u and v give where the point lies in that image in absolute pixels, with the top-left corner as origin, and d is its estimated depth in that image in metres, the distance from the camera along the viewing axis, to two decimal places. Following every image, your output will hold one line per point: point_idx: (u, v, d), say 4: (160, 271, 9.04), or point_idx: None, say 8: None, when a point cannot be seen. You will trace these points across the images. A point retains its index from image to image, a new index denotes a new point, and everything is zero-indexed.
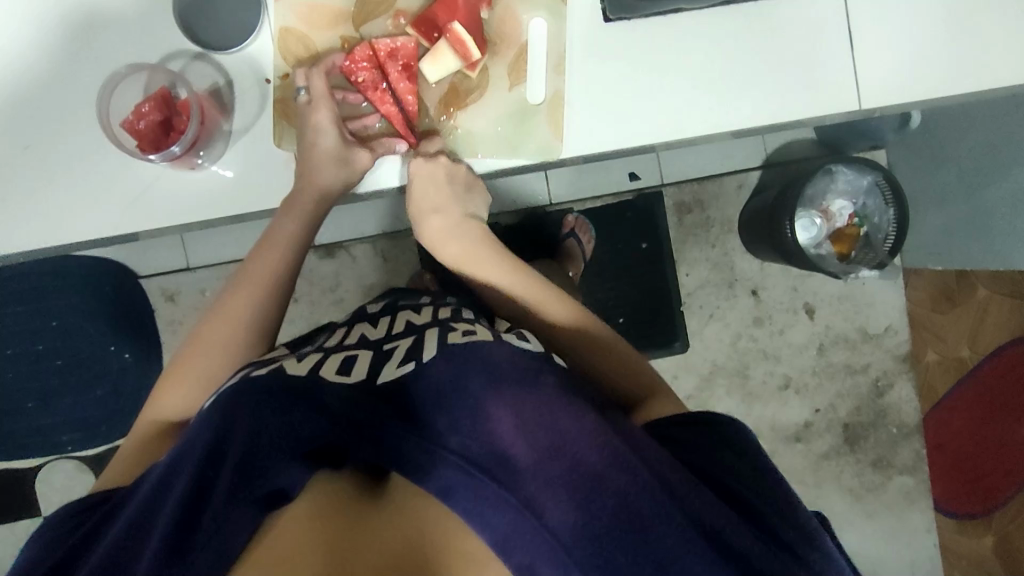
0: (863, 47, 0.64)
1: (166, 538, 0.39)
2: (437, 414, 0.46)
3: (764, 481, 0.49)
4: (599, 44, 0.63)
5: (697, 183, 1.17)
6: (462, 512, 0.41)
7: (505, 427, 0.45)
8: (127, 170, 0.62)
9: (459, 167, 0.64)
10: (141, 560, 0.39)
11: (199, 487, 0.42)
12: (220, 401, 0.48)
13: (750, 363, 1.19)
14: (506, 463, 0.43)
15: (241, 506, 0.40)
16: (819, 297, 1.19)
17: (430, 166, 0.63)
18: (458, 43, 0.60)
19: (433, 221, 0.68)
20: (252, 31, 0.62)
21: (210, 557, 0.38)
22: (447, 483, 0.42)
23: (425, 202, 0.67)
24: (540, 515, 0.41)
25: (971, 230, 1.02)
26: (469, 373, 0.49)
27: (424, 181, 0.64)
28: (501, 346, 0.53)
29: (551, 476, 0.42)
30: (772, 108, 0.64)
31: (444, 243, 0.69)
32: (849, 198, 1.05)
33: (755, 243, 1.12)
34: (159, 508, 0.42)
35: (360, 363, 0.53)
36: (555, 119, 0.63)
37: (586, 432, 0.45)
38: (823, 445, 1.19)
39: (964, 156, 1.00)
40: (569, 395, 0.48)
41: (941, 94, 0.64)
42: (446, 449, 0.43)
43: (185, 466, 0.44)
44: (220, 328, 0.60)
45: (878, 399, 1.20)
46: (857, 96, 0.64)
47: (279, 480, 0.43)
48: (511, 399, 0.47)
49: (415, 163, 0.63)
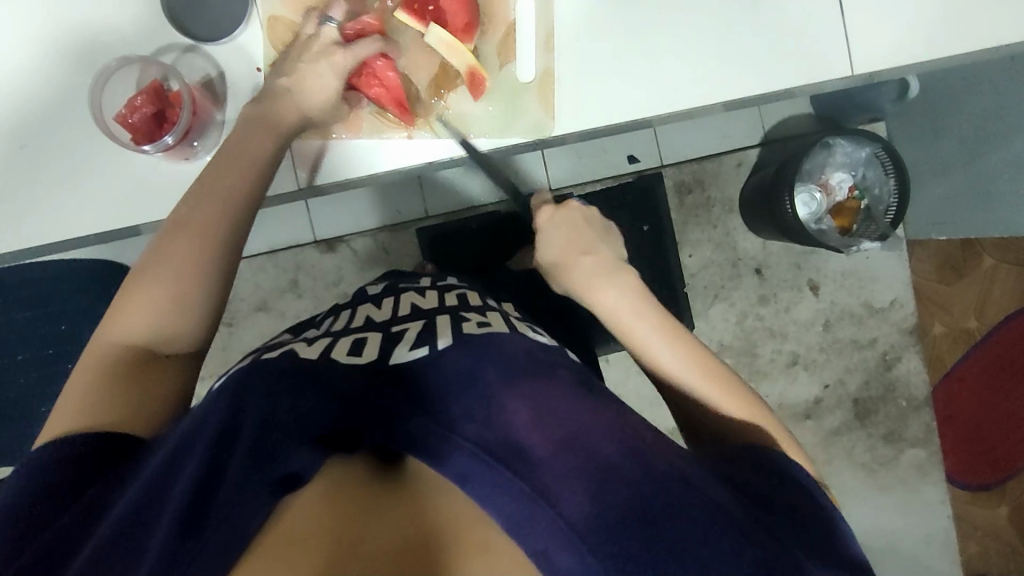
0: (854, 11, 0.63)
1: (180, 517, 0.38)
2: (451, 401, 0.46)
3: (785, 480, 0.51)
4: (587, 21, 0.63)
5: (696, 163, 1.17)
6: (475, 497, 0.42)
7: (520, 418, 0.45)
8: (123, 166, 0.62)
9: (591, 211, 0.70)
10: (152, 544, 0.37)
11: (212, 469, 0.41)
12: (233, 386, 0.48)
13: (757, 341, 1.18)
14: (521, 452, 0.43)
15: (255, 490, 0.40)
16: (823, 273, 1.18)
17: (559, 213, 0.68)
18: (456, 16, 0.62)
19: (585, 262, 0.66)
20: (241, 20, 0.62)
21: (223, 540, 0.37)
22: (462, 470, 0.42)
23: (571, 246, 0.67)
24: (556, 504, 0.41)
25: (974, 199, 1.02)
26: (484, 365, 0.49)
27: (564, 228, 0.68)
28: (514, 342, 0.53)
29: (566, 466, 0.42)
30: (764, 77, 0.64)
31: (589, 285, 0.65)
32: (848, 169, 1.04)
33: (757, 221, 1.12)
34: (168, 490, 0.42)
35: (371, 342, 0.53)
36: (547, 98, 0.63)
37: (600, 425, 0.46)
38: (834, 421, 1.19)
39: (964, 122, 0.99)
40: (581, 392, 0.49)
41: (934, 56, 0.64)
42: (462, 436, 0.43)
43: (197, 447, 0.44)
44: (176, 261, 0.56)
45: (886, 372, 1.19)
46: (850, 62, 0.64)
47: (294, 462, 0.42)
48: (527, 392, 0.47)
49: (545, 211, 0.68)
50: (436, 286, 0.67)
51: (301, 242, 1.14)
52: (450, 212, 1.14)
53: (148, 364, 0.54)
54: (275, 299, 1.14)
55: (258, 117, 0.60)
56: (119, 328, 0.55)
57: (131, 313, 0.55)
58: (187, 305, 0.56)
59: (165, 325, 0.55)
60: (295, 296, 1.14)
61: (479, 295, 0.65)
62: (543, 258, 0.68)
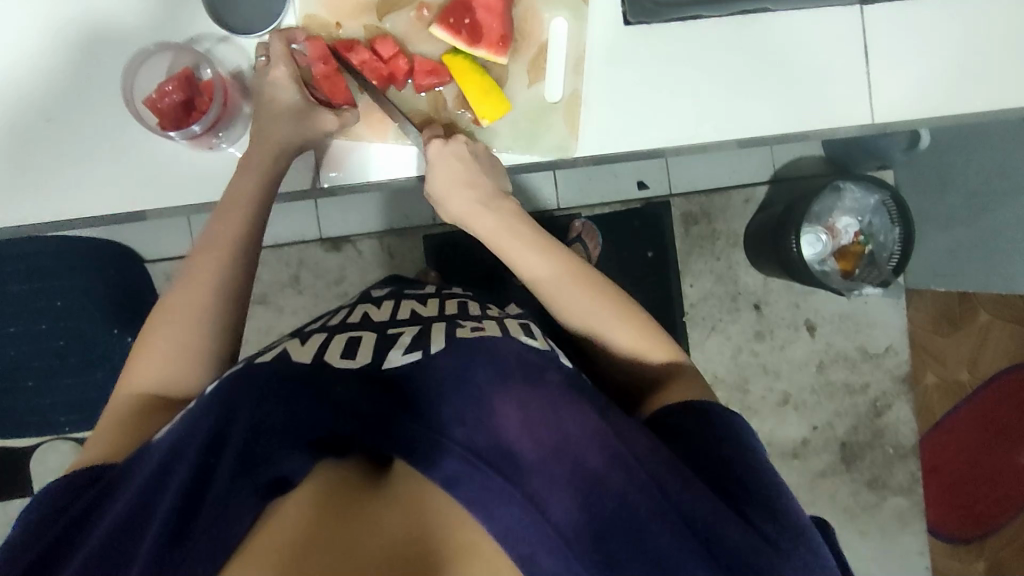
0: (879, 62, 0.65)
1: (168, 523, 0.38)
2: (442, 403, 0.45)
3: (758, 475, 0.48)
4: (616, 47, 0.63)
5: (705, 195, 1.18)
6: (467, 501, 0.41)
7: (511, 421, 0.44)
8: (145, 149, 0.63)
9: (480, 146, 0.63)
10: (140, 550, 0.37)
11: (200, 472, 0.41)
12: (220, 388, 0.46)
13: (750, 376, 1.19)
14: (511, 457, 0.42)
15: (242, 493, 0.39)
16: (821, 315, 1.19)
17: (450, 147, 0.61)
18: (491, 30, 0.62)
19: (466, 197, 0.64)
20: (277, 17, 0.62)
21: (210, 545, 0.37)
22: (451, 473, 0.41)
23: (457, 181, 0.62)
24: (543, 510, 0.40)
25: (975, 254, 1.03)
26: (475, 367, 0.48)
27: (449, 163, 0.61)
28: (508, 343, 0.51)
29: (555, 474, 0.42)
30: (785, 119, 0.65)
31: (475, 217, 0.65)
32: (855, 215, 1.05)
33: (761, 258, 1.13)
34: (159, 495, 0.41)
35: (364, 346, 0.52)
36: (572, 120, 0.64)
37: (588, 432, 0.44)
38: (820, 462, 1.19)
39: (972, 179, 1.01)
40: (576, 397, 0.47)
41: (948, 113, 0.65)
42: (452, 440, 0.42)
43: (186, 453, 0.42)
44: (197, 295, 0.59)
45: (875, 419, 1.20)
46: (871, 112, 0.65)
47: (283, 466, 0.42)
48: (517, 394, 0.45)
49: (432, 145, 0.61)
50: (438, 294, 0.66)
51: (307, 238, 1.14)
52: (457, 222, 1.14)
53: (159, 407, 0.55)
54: (275, 294, 1.14)
55: (279, 102, 0.62)
56: (135, 373, 0.56)
57: (145, 356, 0.57)
58: (201, 338, 0.58)
59: (185, 361, 0.57)
60: (295, 292, 1.14)
61: (478, 305, 0.64)
62: (429, 187, 0.64)
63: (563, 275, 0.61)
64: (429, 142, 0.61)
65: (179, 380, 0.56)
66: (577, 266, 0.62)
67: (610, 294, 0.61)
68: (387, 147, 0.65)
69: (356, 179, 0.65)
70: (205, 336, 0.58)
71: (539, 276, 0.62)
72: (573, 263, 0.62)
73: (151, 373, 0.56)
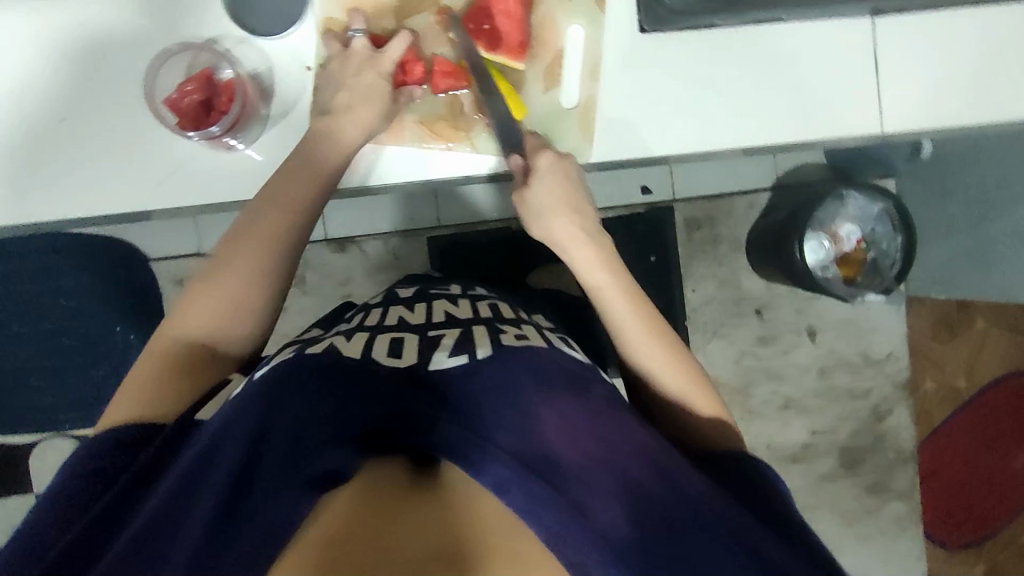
0: (888, 72, 0.66)
1: (217, 508, 0.38)
2: (486, 409, 0.45)
3: (789, 510, 0.48)
4: (632, 53, 0.64)
5: (709, 201, 1.19)
6: (518, 509, 0.41)
7: (554, 431, 0.44)
8: (162, 149, 0.63)
9: (579, 168, 0.64)
10: (187, 534, 0.37)
11: (248, 460, 0.41)
12: (265, 382, 0.47)
13: (753, 381, 1.20)
14: (553, 464, 0.42)
15: (292, 486, 0.40)
16: (823, 320, 1.20)
17: (562, 163, 0.62)
18: (510, 36, 0.63)
19: (566, 221, 0.64)
20: (296, 20, 0.63)
21: (264, 534, 0.38)
22: (497, 479, 0.41)
23: (560, 202, 0.63)
24: (587, 516, 0.40)
25: (974, 262, 1.04)
26: (519, 377, 0.48)
27: (557, 181, 0.62)
28: (552, 356, 0.52)
29: (599, 482, 0.42)
30: (796, 127, 0.66)
31: (573, 244, 0.64)
32: (858, 222, 1.07)
33: (763, 264, 1.14)
34: (200, 481, 0.40)
35: (409, 345, 0.51)
36: (585, 124, 0.64)
37: (630, 443, 0.45)
38: (821, 467, 1.20)
39: (972, 188, 1.02)
40: (618, 406, 0.49)
41: (956, 122, 0.66)
42: (496, 444, 0.43)
43: (229, 440, 0.42)
44: (243, 260, 0.61)
45: (876, 424, 1.21)
46: (881, 121, 0.66)
47: (331, 460, 0.42)
48: (559, 403, 0.46)
49: (546, 156, 0.62)
50: (467, 295, 0.65)
51: (313, 238, 1.14)
52: (461, 224, 1.14)
53: (206, 357, 0.58)
54: None
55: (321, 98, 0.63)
56: (182, 320, 0.59)
57: (194, 306, 0.59)
58: (253, 299, 0.61)
59: (225, 319, 0.59)
60: (301, 292, 1.14)
61: (510, 309, 0.63)
62: (523, 206, 0.64)
63: (640, 313, 0.62)
64: (544, 151, 0.62)
65: (226, 335, 0.59)
66: (651, 310, 0.63)
67: (675, 344, 0.62)
68: (436, 153, 0.65)
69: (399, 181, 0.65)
70: (250, 297, 0.61)
71: (619, 313, 0.62)
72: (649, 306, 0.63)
73: (199, 322, 0.59)
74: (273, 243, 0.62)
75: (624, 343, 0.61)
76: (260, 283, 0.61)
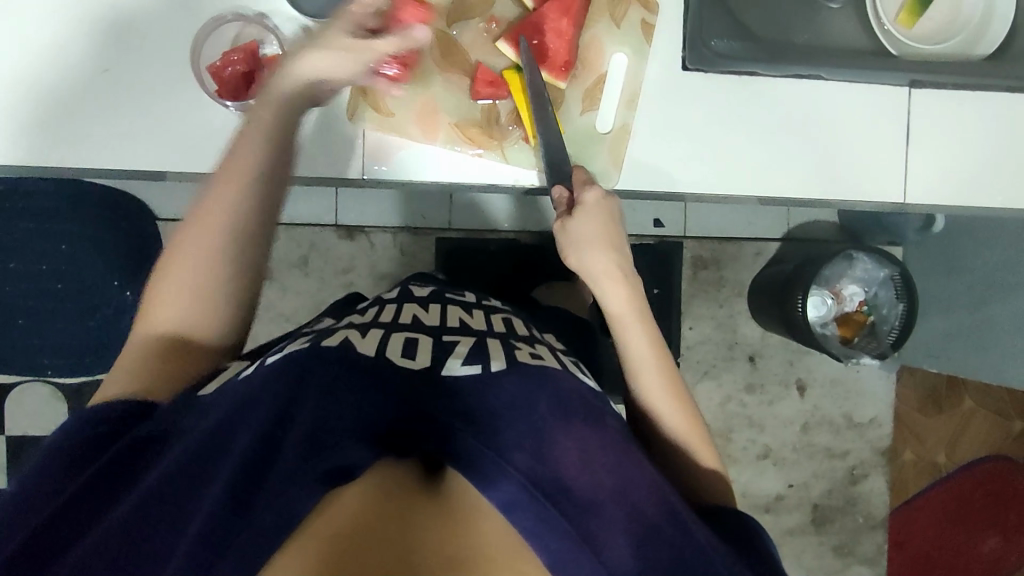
0: (918, 145, 0.67)
1: (232, 486, 0.39)
2: (504, 426, 0.45)
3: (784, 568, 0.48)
4: (671, 89, 0.65)
5: (718, 242, 1.19)
6: (524, 530, 0.41)
7: (570, 458, 0.44)
8: (198, 115, 0.63)
9: (615, 202, 0.63)
10: (200, 510, 0.39)
11: (267, 443, 0.42)
12: (291, 367, 0.48)
13: (734, 427, 1.20)
14: (569, 495, 0.42)
15: (308, 476, 0.39)
16: (813, 376, 1.21)
17: (606, 202, 0.62)
18: (557, 54, 0.63)
19: (602, 255, 0.61)
20: (350, 6, 0.63)
21: (275, 517, 0.38)
22: (508, 498, 0.41)
23: (596, 237, 0.61)
24: (599, 552, 0.41)
25: (970, 341, 1.05)
26: (540, 398, 0.48)
27: (597, 218, 0.62)
28: (571, 380, 0.52)
29: (614, 517, 0.42)
30: (819, 185, 0.66)
31: (608, 281, 0.61)
32: (862, 285, 1.07)
33: (763, 312, 1.15)
34: (218, 459, 0.42)
35: (423, 347, 0.51)
36: (616, 151, 0.65)
37: (645, 482, 0.45)
38: (790, 521, 1.20)
39: (978, 268, 1.03)
40: (632, 445, 0.48)
41: (974, 204, 0.68)
42: (512, 466, 0.42)
43: (252, 424, 0.44)
44: (207, 226, 0.55)
45: (850, 486, 1.21)
46: (904, 191, 0.67)
47: (347, 455, 0.41)
48: (577, 432, 0.46)
49: (593, 193, 0.62)
50: (479, 305, 0.65)
51: (321, 221, 1.14)
52: (471, 231, 1.14)
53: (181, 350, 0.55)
54: (281, 272, 1.14)
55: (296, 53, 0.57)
56: (153, 311, 0.55)
57: (161, 297, 0.55)
58: (222, 275, 0.55)
59: (197, 295, 0.55)
60: (302, 273, 1.14)
61: (523, 326, 0.63)
62: (559, 231, 0.62)
63: (654, 352, 0.60)
64: (591, 188, 0.62)
65: (200, 323, 0.55)
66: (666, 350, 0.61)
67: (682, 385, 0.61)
68: (472, 156, 0.66)
69: (424, 178, 0.66)
70: (219, 270, 0.55)
71: (632, 347, 0.60)
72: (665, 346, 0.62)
73: (167, 316, 0.55)
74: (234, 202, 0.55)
75: (630, 376, 0.60)
76: (235, 254, 0.56)
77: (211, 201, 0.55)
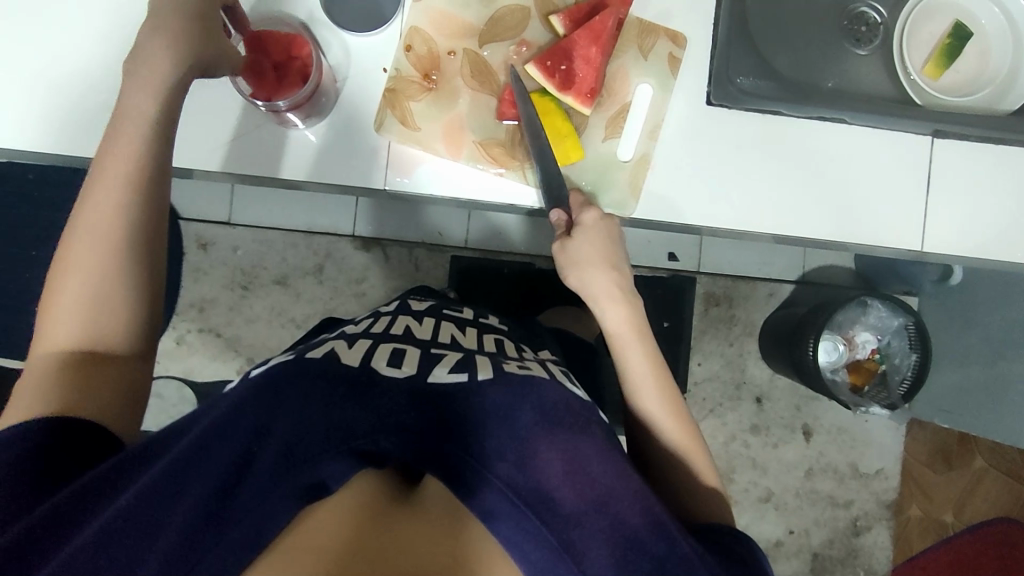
0: (937, 194, 0.67)
1: (205, 502, 0.39)
2: (486, 436, 0.44)
3: None
4: (695, 122, 0.66)
5: (731, 280, 1.19)
6: (503, 538, 0.41)
7: (553, 468, 0.43)
8: (225, 115, 0.64)
9: (613, 221, 0.64)
10: (169, 520, 0.38)
11: (242, 462, 0.41)
12: (269, 380, 0.47)
13: (737, 468, 1.19)
14: (550, 504, 0.41)
15: (280, 491, 0.40)
16: (819, 422, 1.19)
17: (603, 223, 0.63)
18: (584, 81, 0.64)
19: (608, 276, 0.62)
20: (387, 22, 0.65)
21: (244, 534, 0.38)
22: (491, 507, 0.41)
23: (599, 257, 0.62)
24: (578, 561, 0.39)
25: (982, 397, 1.03)
26: (523, 406, 0.46)
27: (596, 238, 0.62)
28: (555, 388, 0.50)
29: (596, 526, 0.41)
30: (837, 227, 0.66)
31: (608, 301, 0.62)
32: (875, 332, 1.06)
33: (774, 353, 1.14)
34: (192, 468, 0.41)
35: (411, 357, 0.51)
36: (636, 180, 0.65)
37: (631, 489, 0.43)
38: (788, 568, 1.18)
39: (995, 323, 1.01)
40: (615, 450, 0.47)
41: (994, 257, 0.67)
42: (492, 474, 0.42)
43: (229, 437, 0.43)
44: (111, 186, 0.52)
45: (852, 537, 1.19)
46: (922, 239, 0.67)
47: (324, 470, 0.41)
48: (560, 441, 0.44)
49: (591, 214, 0.62)
50: (476, 322, 0.64)
51: (339, 231, 1.15)
52: (486, 250, 1.15)
53: (89, 354, 0.50)
54: (296, 278, 1.15)
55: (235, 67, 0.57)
56: (51, 320, 0.50)
57: (56, 303, 0.50)
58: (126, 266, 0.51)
59: (98, 314, 0.51)
60: (315, 281, 1.15)
61: (514, 346, 0.62)
62: (558, 256, 0.64)
63: (654, 373, 0.59)
64: (587, 211, 0.63)
65: (105, 322, 0.51)
66: (666, 372, 0.60)
67: (681, 408, 0.59)
68: (491, 174, 0.66)
69: (442, 194, 0.66)
70: (119, 284, 0.51)
71: (635, 366, 0.60)
72: (665, 368, 0.61)
73: (65, 325, 0.50)
74: (134, 144, 0.53)
75: (632, 399, 0.59)
76: (128, 256, 0.52)
77: (95, 178, 0.52)
